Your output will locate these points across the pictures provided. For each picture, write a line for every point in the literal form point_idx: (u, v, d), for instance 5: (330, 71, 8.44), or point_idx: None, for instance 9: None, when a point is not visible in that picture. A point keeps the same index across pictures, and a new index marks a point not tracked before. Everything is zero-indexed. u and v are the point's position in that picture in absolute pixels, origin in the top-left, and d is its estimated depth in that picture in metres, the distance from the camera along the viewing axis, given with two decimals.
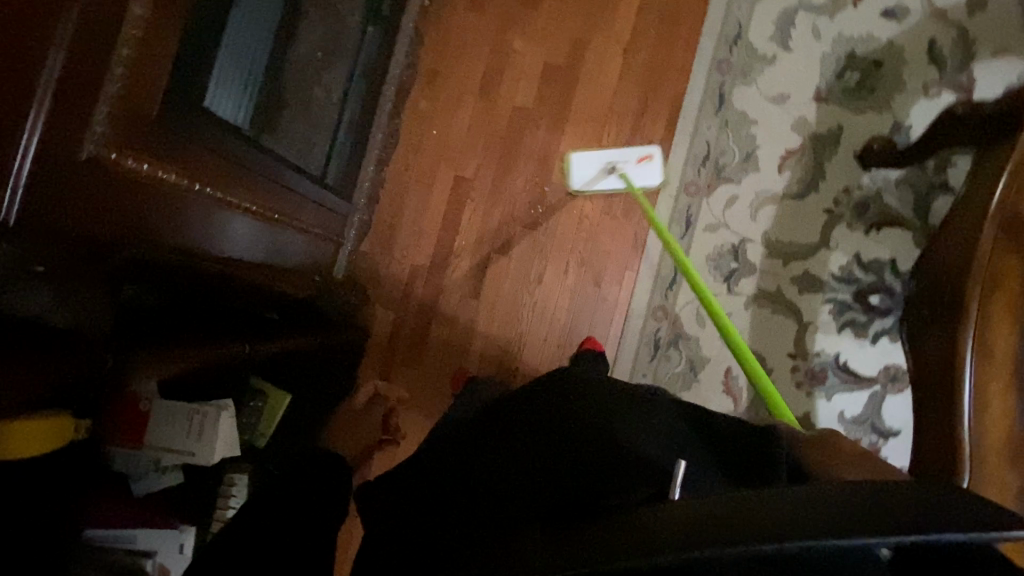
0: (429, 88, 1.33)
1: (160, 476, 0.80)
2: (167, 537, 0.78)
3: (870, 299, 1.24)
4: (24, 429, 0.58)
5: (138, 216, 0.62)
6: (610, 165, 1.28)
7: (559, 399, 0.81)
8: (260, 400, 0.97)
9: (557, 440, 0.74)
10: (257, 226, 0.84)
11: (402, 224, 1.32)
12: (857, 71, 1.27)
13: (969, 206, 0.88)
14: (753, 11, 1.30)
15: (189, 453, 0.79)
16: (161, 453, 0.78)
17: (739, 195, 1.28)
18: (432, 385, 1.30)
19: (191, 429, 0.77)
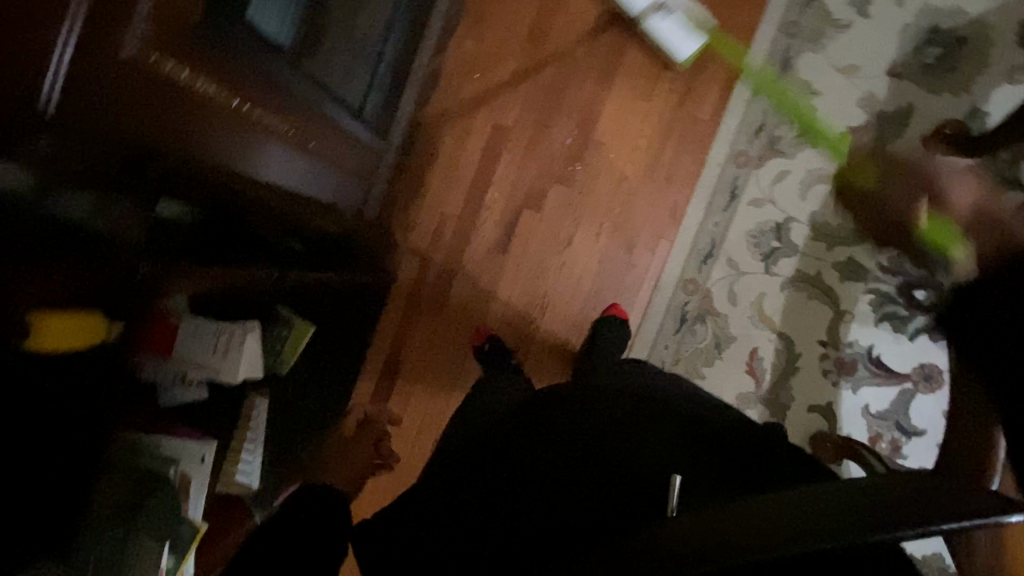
0: (477, 26, 1.27)
1: (185, 390, 0.83)
2: (190, 449, 0.80)
3: (916, 294, 1.17)
4: (56, 327, 0.57)
5: (175, 126, 0.62)
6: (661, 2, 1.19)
7: (592, 399, 0.86)
8: (284, 328, 0.96)
9: (570, 435, 0.83)
10: (291, 152, 0.83)
11: (434, 169, 1.29)
12: (939, 47, 1.16)
13: None
14: None
15: (213, 370, 0.81)
16: (187, 369, 0.80)
17: (791, 170, 1.21)
18: (445, 367, 1.30)
19: (219, 346, 0.80)
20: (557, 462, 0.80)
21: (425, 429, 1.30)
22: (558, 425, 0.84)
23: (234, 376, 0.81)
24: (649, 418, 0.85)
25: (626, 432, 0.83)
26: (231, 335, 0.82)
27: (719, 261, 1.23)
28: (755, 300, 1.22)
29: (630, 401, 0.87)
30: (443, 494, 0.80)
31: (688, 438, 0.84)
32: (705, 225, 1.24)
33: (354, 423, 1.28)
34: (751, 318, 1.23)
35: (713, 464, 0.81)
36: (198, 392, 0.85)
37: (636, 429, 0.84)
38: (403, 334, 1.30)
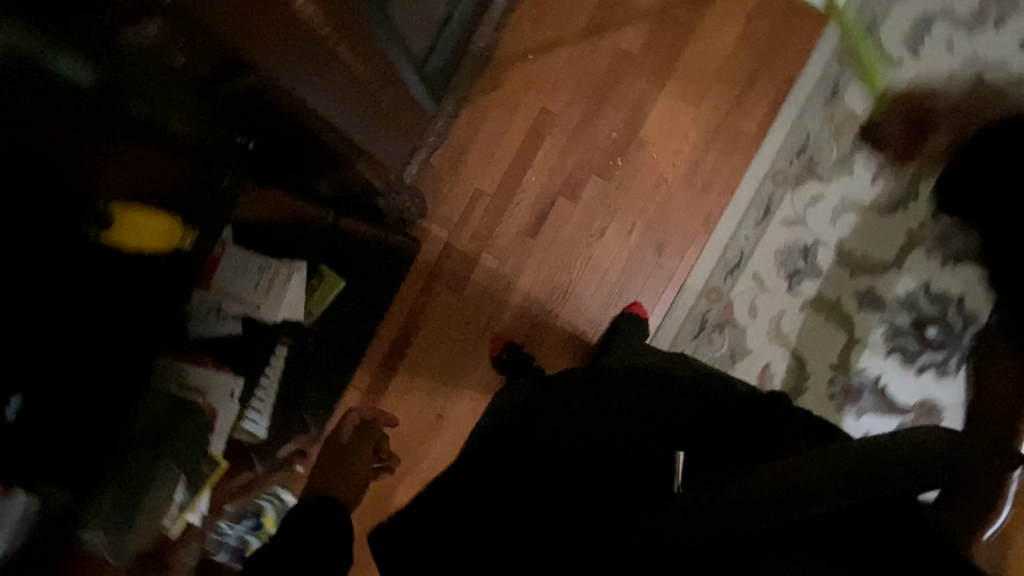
0: (537, 8, 1.26)
1: (223, 322, 1.09)
2: (222, 381, 0.99)
3: (928, 331, 1.20)
4: (131, 225, 0.77)
5: (268, 50, 0.62)
6: None
7: (596, 380, 0.81)
8: (317, 279, 1.16)
9: (591, 425, 0.78)
10: (359, 97, 0.81)
11: (476, 143, 1.28)
12: (979, 97, 1.19)
13: None
14: (892, 6, 1.22)
15: (255, 307, 1.10)
16: (230, 302, 1.08)
17: (825, 195, 1.23)
18: (453, 357, 1.27)
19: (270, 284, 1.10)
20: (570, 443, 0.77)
21: (428, 406, 1.26)
22: (568, 411, 0.79)
23: (272, 314, 1.10)
24: (655, 398, 0.79)
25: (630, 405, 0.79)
26: (278, 274, 1.11)
27: (745, 274, 1.25)
28: (773, 317, 1.24)
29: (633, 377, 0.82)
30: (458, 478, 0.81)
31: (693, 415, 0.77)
32: (735, 238, 1.25)
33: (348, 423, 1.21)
34: (768, 334, 1.24)
35: (721, 437, 0.75)
36: (231, 326, 1.11)
37: (639, 406, 0.78)
38: (416, 314, 1.26)
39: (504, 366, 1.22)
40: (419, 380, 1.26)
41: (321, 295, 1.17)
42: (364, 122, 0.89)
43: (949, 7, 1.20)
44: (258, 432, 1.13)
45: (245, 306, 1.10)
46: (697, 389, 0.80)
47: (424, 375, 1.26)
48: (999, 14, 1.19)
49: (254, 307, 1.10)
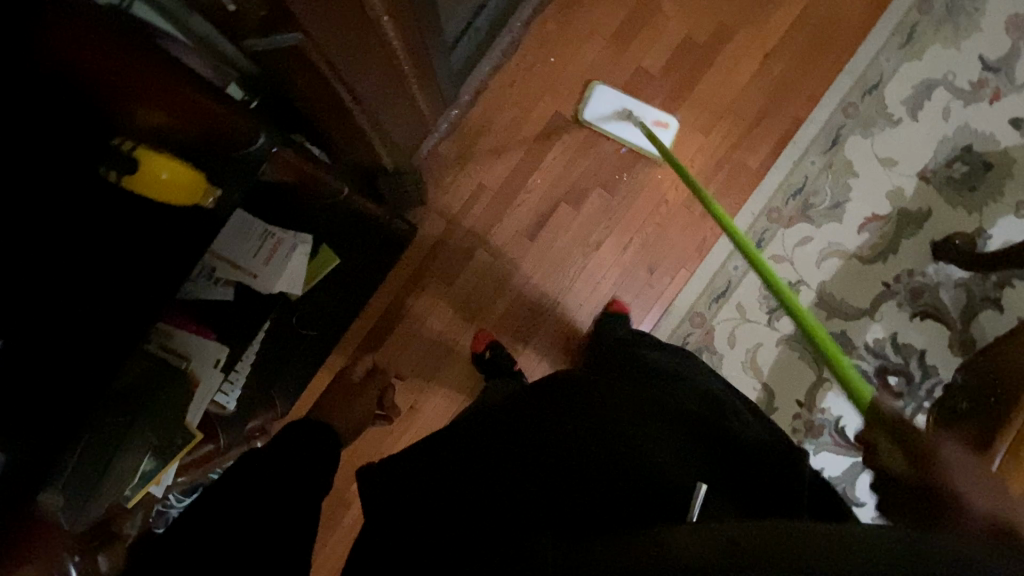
0: (565, 12, 1.27)
1: (211, 287, 0.99)
2: (208, 349, 0.95)
3: (889, 378, 1.26)
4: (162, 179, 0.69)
5: (316, 12, 0.59)
6: (625, 110, 1.26)
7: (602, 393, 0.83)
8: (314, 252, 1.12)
9: (583, 434, 0.79)
10: (385, 69, 0.78)
11: (486, 137, 1.26)
12: (966, 165, 1.26)
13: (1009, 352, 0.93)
14: (899, 67, 1.27)
15: (252, 275, 1.02)
16: (226, 268, 1.00)
17: (814, 237, 1.27)
18: (432, 349, 1.24)
19: (265, 252, 1.02)
20: (571, 454, 0.78)
21: (402, 396, 1.23)
22: (568, 419, 0.82)
23: (269, 286, 1.02)
24: (668, 426, 0.80)
25: (645, 432, 0.79)
26: (282, 242, 1.04)
27: (729, 303, 1.28)
28: (750, 347, 1.27)
29: (646, 403, 0.84)
30: (435, 477, 0.80)
31: (701, 436, 0.79)
32: (725, 267, 1.28)
33: (363, 369, 1.15)
34: (742, 363, 1.27)
35: (723, 475, 0.75)
36: (223, 292, 1.01)
37: (655, 436, 0.79)
38: (401, 302, 1.24)
39: (484, 364, 1.20)
40: (396, 368, 1.23)
41: (315, 267, 1.13)
42: (385, 98, 0.85)
43: (951, 77, 1.27)
44: (225, 404, 1.02)
45: (242, 273, 1.01)
46: (716, 419, 0.81)
47: (401, 364, 1.23)
48: (995, 90, 1.26)
49: (251, 274, 1.02)
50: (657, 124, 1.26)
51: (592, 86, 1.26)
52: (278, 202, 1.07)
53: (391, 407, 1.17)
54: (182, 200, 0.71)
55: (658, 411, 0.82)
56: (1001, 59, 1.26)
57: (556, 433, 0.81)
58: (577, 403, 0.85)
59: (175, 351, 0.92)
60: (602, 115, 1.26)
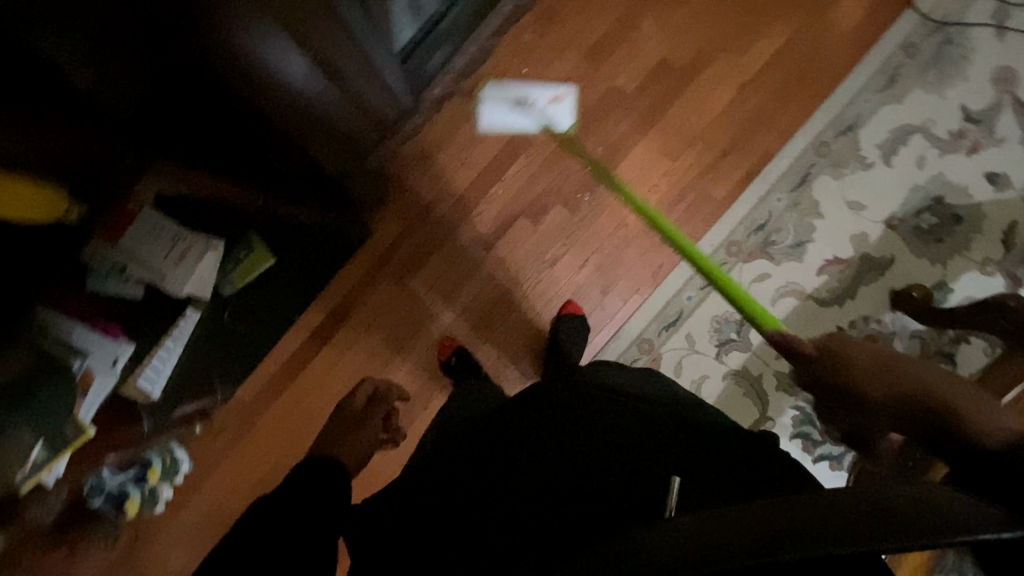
0: (541, 24, 1.26)
1: (121, 283, 1.10)
2: (108, 348, 1.09)
3: (832, 425, 1.25)
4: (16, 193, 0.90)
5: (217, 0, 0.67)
6: (521, 99, 1.26)
7: (545, 408, 0.86)
8: (244, 252, 1.17)
9: (522, 456, 0.81)
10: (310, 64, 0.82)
11: (452, 142, 1.26)
12: (934, 217, 1.24)
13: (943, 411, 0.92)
14: (877, 110, 1.25)
15: (160, 277, 1.10)
16: (133, 267, 1.09)
17: (772, 275, 1.25)
18: (378, 348, 1.25)
19: (173, 253, 1.10)
20: (487, 478, 0.80)
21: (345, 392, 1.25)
22: (511, 437, 0.84)
23: (177, 289, 1.10)
24: (630, 434, 0.81)
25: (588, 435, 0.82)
26: (191, 246, 1.11)
27: (680, 332, 1.27)
28: (696, 380, 1.27)
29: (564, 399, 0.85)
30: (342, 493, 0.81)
31: (670, 435, 0.81)
32: (678, 296, 1.27)
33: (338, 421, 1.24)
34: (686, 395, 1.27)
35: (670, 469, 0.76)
36: (133, 290, 1.13)
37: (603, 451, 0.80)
38: (351, 301, 1.25)
39: (450, 370, 1.21)
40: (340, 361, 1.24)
41: (249, 267, 1.17)
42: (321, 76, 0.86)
43: (929, 124, 1.24)
44: (150, 391, 1.13)
45: (149, 274, 1.10)
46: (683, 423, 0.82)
47: (346, 361, 1.24)
48: (974, 142, 1.23)
49: (160, 275, 1.10)
50: (555, 99, 1.26)
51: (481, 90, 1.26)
52: (192, 209, 1.14)
53: None
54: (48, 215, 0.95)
55: (627, 424, 0.82)
56: (984, 111, 1.23)
57: (492, 454, 0.82)
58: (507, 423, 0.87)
59: (78, 349, 1.06)
60: (492, 113, 1.26)
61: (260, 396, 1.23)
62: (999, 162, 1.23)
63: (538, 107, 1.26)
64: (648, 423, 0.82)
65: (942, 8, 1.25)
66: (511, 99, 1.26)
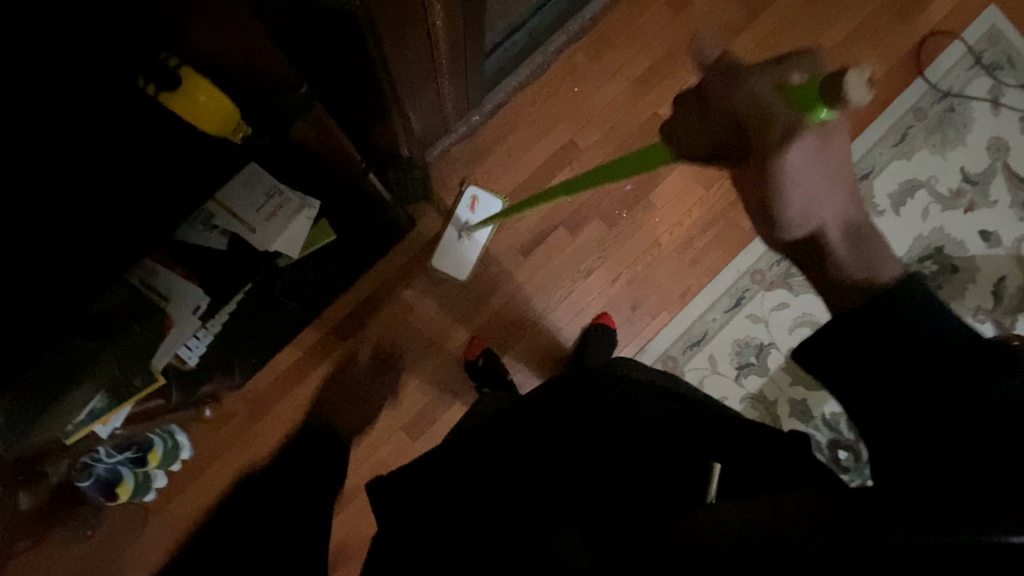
0: (594, 49, 1.32)
1: (206, 236, 0.94)
2: (189, 295, 0.95)
3: (839, 453, 1.30)
4: (203, 99, 0.64)
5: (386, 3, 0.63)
6: (462, 232, 1.25)
7: (574, 414, 0.88)
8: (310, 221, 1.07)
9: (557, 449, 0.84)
10: (424, 62, 0.84)
11: (500, 148, 1.29)
12: (936, 265, 1.35)
13: None
14: (889, 163, 1.37)
15: (250, 231, 0.95)
16: (228, 219, 0.94)
17: (790, 305, 1.33)
18: (410, 343, 1.24)
19: (267, 208, 0.95)
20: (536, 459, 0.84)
21: (368, 386, 1.22)
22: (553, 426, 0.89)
23: (265, 244, 0.95)
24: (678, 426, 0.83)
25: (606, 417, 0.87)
26: (286, 202, 0.95)
27: (702, 352, 1.32)
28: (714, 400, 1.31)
29: (571, 386, 0.92)
30: None
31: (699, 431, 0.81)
32: (704, 317, 1.32)
33: (358, 411, 1.22)
34: None
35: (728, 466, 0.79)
36: (218, 241, 0.96)
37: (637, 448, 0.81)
38: (384, 293, 1.25)
39: (477, 371, 1.21)
40: (367, 353, 1.23)
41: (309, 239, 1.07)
42: (417, 63, 0.83)
43: (933, 181, 1.37)
44: (188, 359, 1.04)
45: (241, 227, 0.94)
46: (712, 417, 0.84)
47: (374, 353, 1.23)
48: (970, 201, 1.37)
49: (249, 229, 0.95)
50: (473, 204, 1.25)
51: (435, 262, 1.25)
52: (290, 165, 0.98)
53: (376, 444, 1.21)
54: (214, 128, 0.67)
55: (664, 419, 0.84)
56: (980, 174, 1.37)
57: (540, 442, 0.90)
58: (542, 418, 0.89)
59: (163, 293, 0.94)
60: (459, 264, 1.25)
61: (280, 381, 1.21)
62: (992, 222, 1.37)
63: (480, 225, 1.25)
64: (677, 419, 0.83)
65: (949, 81, 1.39)
66: (444, 238, 1.25)
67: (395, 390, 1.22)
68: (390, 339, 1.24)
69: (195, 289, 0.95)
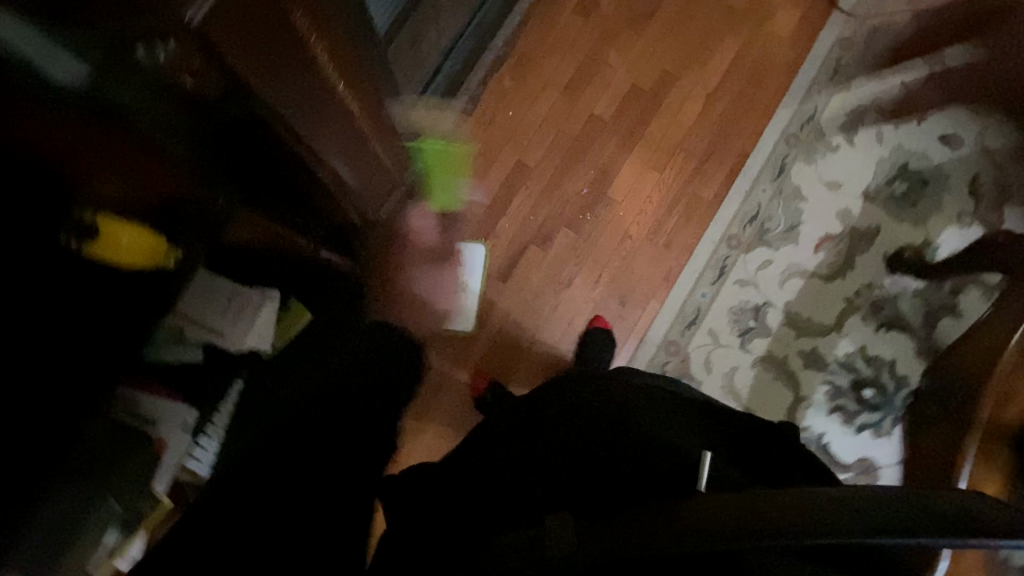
0: (518, 69, 1.36)
1: (180, 349, 1.03)
2: (176, 413, 0.96)
3: (864, 391, 1.29)
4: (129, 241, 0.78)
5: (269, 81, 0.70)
6: (461, 284, 1.28)
7: (575, 413, 0.75)
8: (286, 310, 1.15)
9: (568, 453, 0.71)
10: (349, 128, 0.89)
11: (454, 187, 1.32)
12: (906, 183, 1.35)
13: (968, 346, 0.98)
14: (830, 99, 1.39)
15: (220, 335, 1.05)
16: (195, 329, 1.03)
17: (773, 260, 1.34)
18: (417, 394, 1.24)
19: (231, 308, 1.06)
20: None
21: (384, 445, 1.22)
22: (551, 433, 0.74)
23: (238, 342, 1.06)
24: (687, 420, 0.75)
25: (613, 447, 0.70)
26: (245, 301, 1.07)
27: (701, 329, 1.32)
28: (727, 372, 1.30)
29: (552, 418, 0.75)
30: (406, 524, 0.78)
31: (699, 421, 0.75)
32: (693, 294, 1.33)
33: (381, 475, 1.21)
34: (721, 388, 1.30)
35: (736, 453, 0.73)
36: (194, 354, 1.05)
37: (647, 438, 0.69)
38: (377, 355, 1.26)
39: (487, 406, 1.21)
40: (377, 415, 1.22)
41: (287, 326, 1.16)
42: (339, 132, 0.88)
43: (878, 104, 1.38)
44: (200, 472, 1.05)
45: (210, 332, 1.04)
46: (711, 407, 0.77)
47: (383, 414, 1.22)
48: (920, 112, 1.37)
49: (219, 334, 1.05)
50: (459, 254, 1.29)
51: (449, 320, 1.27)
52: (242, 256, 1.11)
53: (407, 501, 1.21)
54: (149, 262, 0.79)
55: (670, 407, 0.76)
56: (921, 85, 1.38)
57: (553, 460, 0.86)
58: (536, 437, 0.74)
59: (145, 416, 0.93)
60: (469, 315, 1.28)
61: None
62: (948, 127, 1.37)
63: (469, 272, 1.28)
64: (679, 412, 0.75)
65: (864, 6, 1.42)
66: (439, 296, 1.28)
67: (411, 444, 1.22)
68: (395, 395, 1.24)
69: (180, 405, 0.97)
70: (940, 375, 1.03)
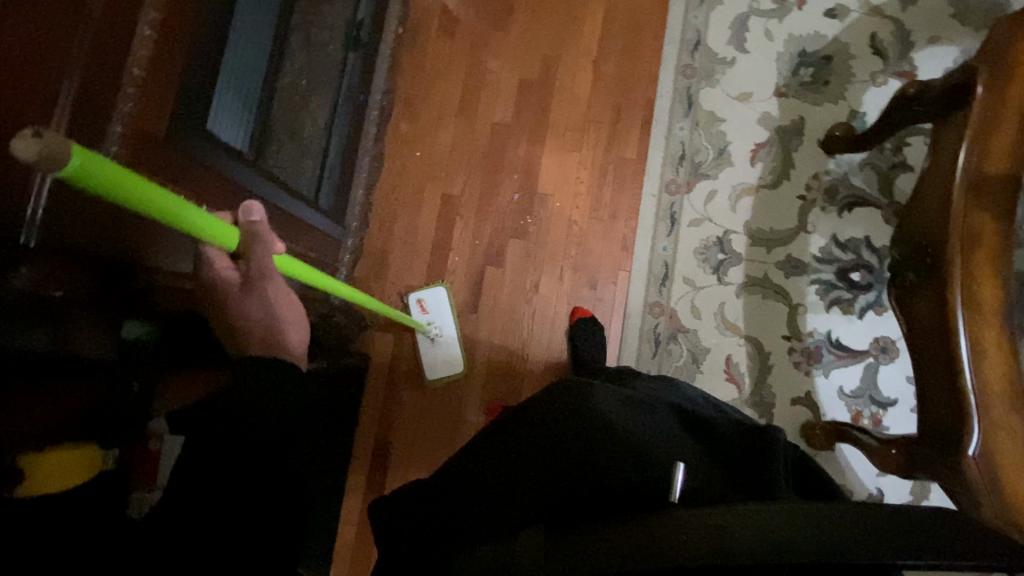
0: (408, 111, 1.37)
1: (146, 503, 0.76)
2: None
3: (853, 276, 1.28)
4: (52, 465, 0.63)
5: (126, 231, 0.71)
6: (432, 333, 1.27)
7: (529, 423, 0.77)
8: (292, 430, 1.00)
9: (537, 454, 0.72)
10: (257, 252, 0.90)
11: (394, 244, 1.34)
12: (811, 67, 1.35)
13: (923, 201, 0.96)
14: (708, 18, 1.39)
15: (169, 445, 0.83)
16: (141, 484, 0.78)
17: (718, 189, 1.34)
18: (435, 450, 1.26)
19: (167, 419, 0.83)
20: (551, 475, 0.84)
21: None
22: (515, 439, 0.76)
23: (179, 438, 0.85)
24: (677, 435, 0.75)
25: (578, 450, 0.70)
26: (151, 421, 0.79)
27: (676, 281, 1.32)
28: (717, 310, 1.30)
29: (514, 428, 0.78)
30: None
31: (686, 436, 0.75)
32: (656, 251, 1.33)
33: None
34: (718, 328, 1.30)
35: (725, 462, 0.73)
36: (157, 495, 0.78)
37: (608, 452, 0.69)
38: (384, 428, 1.28)
39: None
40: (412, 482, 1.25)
41: None
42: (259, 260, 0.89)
43: (755, 4, 1.38)
44: None
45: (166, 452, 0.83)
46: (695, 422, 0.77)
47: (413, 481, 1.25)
48: None
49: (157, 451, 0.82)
50: (420, 304, 1.29)
51: (433, 371, 1.27)
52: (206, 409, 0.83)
53: None
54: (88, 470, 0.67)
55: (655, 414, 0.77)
56: None
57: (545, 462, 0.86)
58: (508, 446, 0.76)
59: None
60: (450, 360, 1.28)
61: (356, 559, 1.22)
62: None
63: (434, 317, 1.29)
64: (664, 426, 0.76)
65: None
66: (421, 350, 1.28)
67: None
68: (416, 459, 1.26)
69: None
70: (907, 238, 1.01)
